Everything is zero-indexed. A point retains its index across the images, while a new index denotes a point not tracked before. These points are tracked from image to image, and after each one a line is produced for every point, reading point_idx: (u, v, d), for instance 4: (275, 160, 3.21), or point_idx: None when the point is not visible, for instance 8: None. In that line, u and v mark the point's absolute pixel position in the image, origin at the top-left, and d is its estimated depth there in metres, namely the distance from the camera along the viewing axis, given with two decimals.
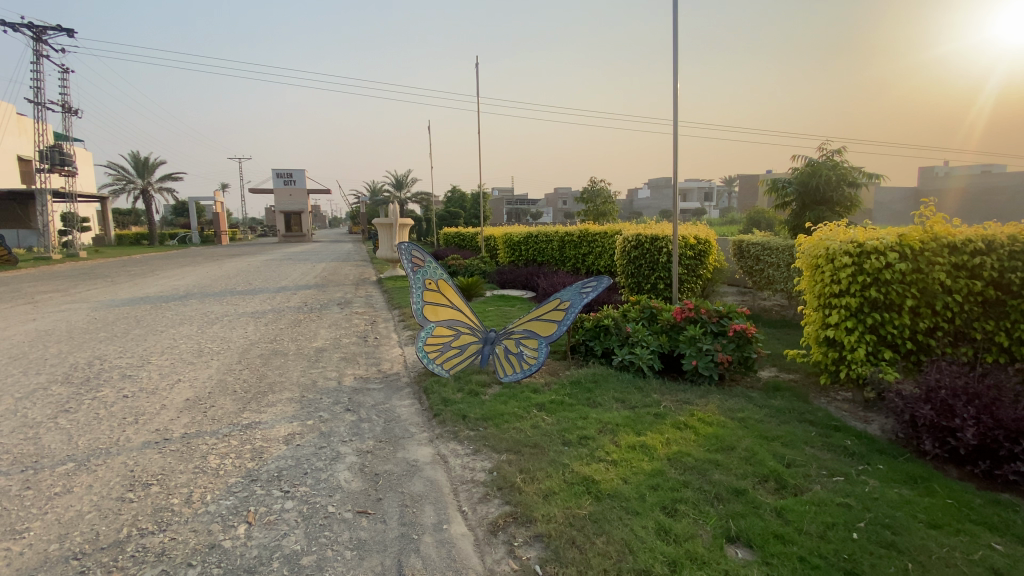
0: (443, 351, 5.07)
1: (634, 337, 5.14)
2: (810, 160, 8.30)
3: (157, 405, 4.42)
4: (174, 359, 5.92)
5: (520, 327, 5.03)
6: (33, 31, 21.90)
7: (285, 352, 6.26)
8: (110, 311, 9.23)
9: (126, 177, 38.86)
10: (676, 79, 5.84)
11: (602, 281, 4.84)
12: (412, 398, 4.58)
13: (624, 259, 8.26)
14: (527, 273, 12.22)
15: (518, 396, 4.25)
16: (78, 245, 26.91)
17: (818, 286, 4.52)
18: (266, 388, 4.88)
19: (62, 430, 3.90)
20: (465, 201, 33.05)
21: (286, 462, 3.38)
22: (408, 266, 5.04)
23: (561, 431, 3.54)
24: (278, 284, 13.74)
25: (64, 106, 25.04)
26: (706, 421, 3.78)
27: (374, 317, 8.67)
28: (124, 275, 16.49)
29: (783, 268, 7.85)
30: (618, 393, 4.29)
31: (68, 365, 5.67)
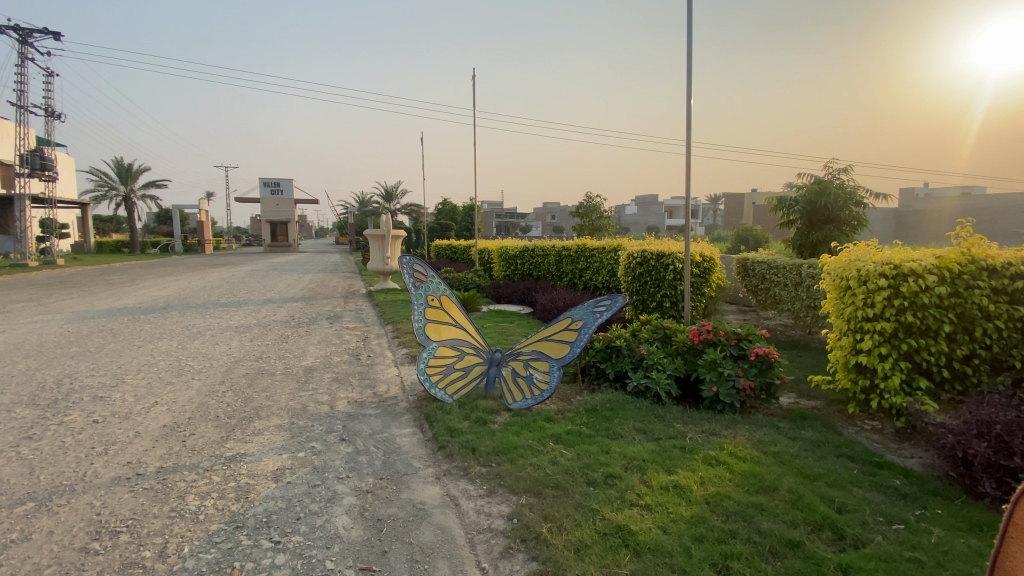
0: (446, 374, 4.70)
1: (649, 360, 4.82)
2: (816, 178, 8.13)
3: (130, 432, 3.97)
4: (152, 379, 5.46)
5: (528, 348, 4.68)
6: (17, 32, 21.29)
7: (273, 372, 5.84)
8: (85, 323, 8.68)
9: (109, 184, 37.98)
10: (689, 91, 5.59)
11: (616, 300, 4.54)
12: (412, 426, 4.20)
13: (628, 276, 7.99)
14: (523, 288, 11.92)
15: (531, 425, 3.91)
16: (55, 252, 26.00)
17: (848, 310, 4.28)
18: (252, 413, 4.46)
19: (21, 461, 3.44)
20: (457, 214, 32.78)
21: (275, 504, 2.98)
22: (409, 281, 4.71)
23: (584, 469, 3.20)
24: (264, 296, 13.24)
25: (47, 109, 24.37)
26: (739, 457, 3.47)
27: (367, 333, 8.27)
28: (102, 284, 15.81)
29: (791, 288, 7.64)
30: (638, 422, 3.96)
31: (34, 384, 5.18)
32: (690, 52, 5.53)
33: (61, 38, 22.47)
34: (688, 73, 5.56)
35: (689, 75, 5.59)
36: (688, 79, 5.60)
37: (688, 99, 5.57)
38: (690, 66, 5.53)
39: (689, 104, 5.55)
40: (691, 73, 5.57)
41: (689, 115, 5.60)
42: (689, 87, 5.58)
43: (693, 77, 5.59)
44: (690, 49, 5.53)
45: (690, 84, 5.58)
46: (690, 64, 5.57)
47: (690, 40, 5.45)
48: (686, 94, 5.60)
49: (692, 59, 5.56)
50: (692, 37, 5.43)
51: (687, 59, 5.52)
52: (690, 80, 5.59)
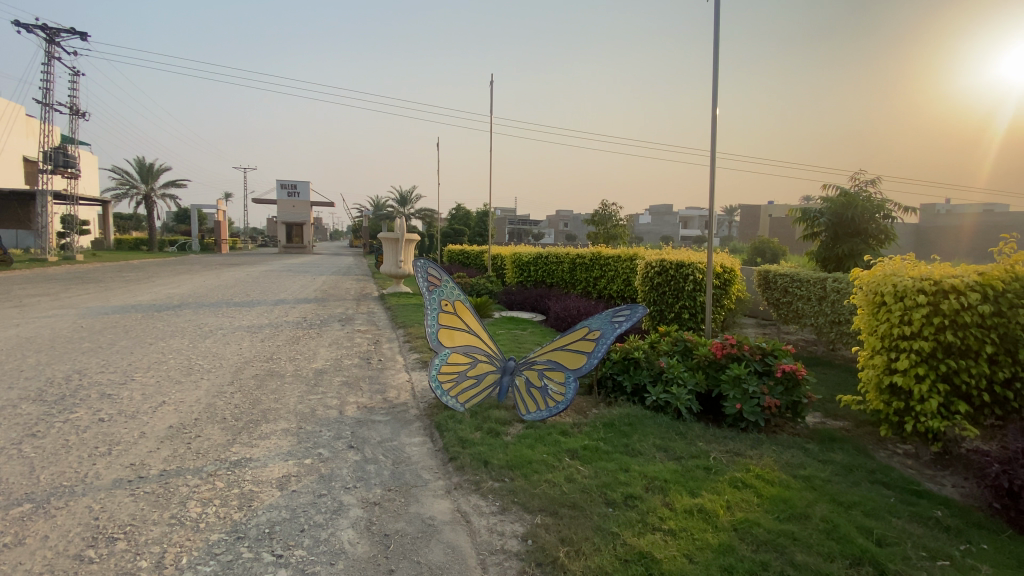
0: (459, 381, 4.57)
1: (670, 373, 4.64)
2: (843, 189, 7.90)
3: (135, 432, 3.88)
4: (160, 377, 5.40)
5: (543, 357, 4.53)
6: (45, 32, 21.78)
7: (282, 374, 5.75)
8: (99, 319, 8.69)
9: (131, 182, 38.67)
10: (714, 100, 5.45)
11: (636, 310, 4.34)
12: (422, 435, 4.05)
13: (645, 286, 7.82)
14: (536, 295, 11.77)
15: (545, 438, 3.75)
16: (75, 248, 26.43)
17: (882, 327, 4.08)
18: (259, 416, 4.35)
19: (23, 460, 3.36)
20: (470, 219, 32.78)
21: (279, 514, 2.86)
22: (422, 285, 4.58)
23: (603, 488, 3.03)
24: (278, 296, 13.27)
25: (72, 108, 24.85)
26: (767, 481, 3.28)
27: (378, 337, 8.17)
28: (118, 281, 15.95)
29: (814, 302, 7.42)
30: (658, 439, 3.79)
31: (43, 379, 5.14)
32: (716, 61, 5.39)
33: (88, 38, 22.91)
34: (713, 84, 5.42)
35: (715, 84, 5.45)
36: (714, 87, 5.45)
37: (714, 108, 5.42)
38: (716, 74, 5.38)
39: (715, 114, 5.39)
40: (717, 82, 5.42)
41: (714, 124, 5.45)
42: (715, 97, 5.44)
43: (719, 86, 5.45)
44: (716, 58, 5.38)
45: (716, 94, 5.44)
46: (716, 73, 5.42)
47: (717, 49, 5.30)
48: (712, 103, 5.44)
49: (719, 68, 5.42)
50: (718, 46, 5.29)
51: (713, 68, 5.38)
52: (715, 89, 5.45)
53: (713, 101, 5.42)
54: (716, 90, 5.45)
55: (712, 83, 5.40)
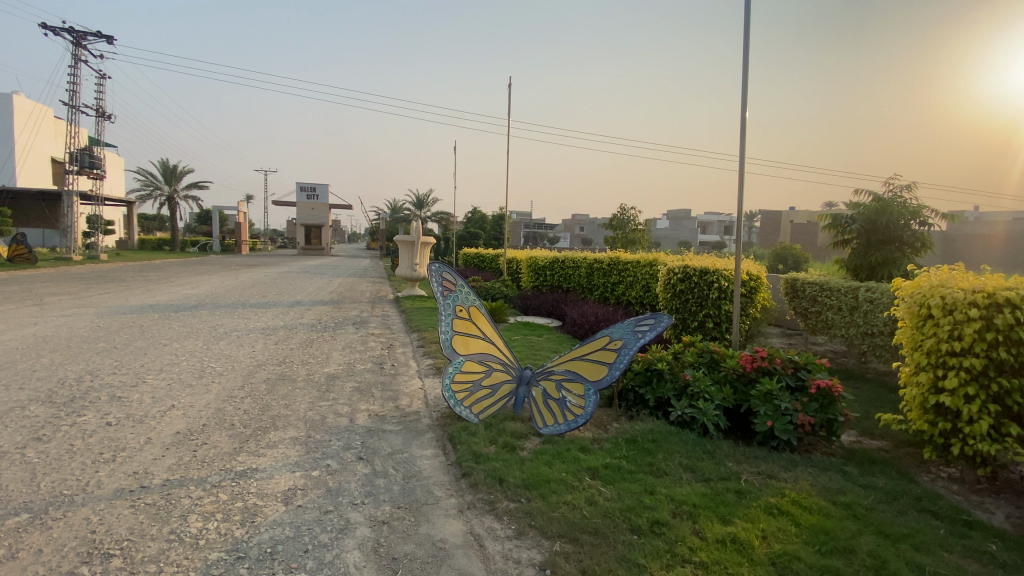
0: (473, 391, 4.40)
1: (696, 387, 4.42)
2: (876, 195, 7.56)
3: (141, 438, 3.78)
4: (172, 380, 5.32)
5: (561, 367, 4.32)
6: (72, 35, 22.31)
7: (293, 378, 5.63)
8: (115, 319, 8.72)
9: (155, 184, 39.46)
10: (744, 102, 5.21)
11: (661, 319, 4.12)
12: (435, 447, 3.88)
13: (667, 293, 7.56)
14: (553, 300, 11.55)
15: (564, 454, 3.55)
16: (100, 248, 26.96)
17: (928, 342, 3.80)
18: (268, 423, 4.22)
19: (25, 466, 3.27)
20: (486, 222, 32.67)
21: (282, 532, 2.70)
22: (437, 290, 4.41)
23: (627, 513, 2.83)
24: (293, 298, 13.26)
25: (98, 110, 25.38)
26: (806, 508, 3.03)
27: (391, 341, 8.05)
28: (139, 280, 16.14)
29: (845, 312, 7.11)
30: (684, 459, 3.58)
31: (55, 380, 5.09)
32: (746, 61, 5.16)
33: (113, 41, 23.39)
34: (743, 84, 5.18)
35: (745, 85, 5.22)
36: (743, 89, 5.22)
37: (743, 110, 5.19)
38: (746, 73, 5.15)
39: (744, 116, 5.17)
40: (746, 83, 5.19)
41: (743, 127, 5.21)
42: (744, 99, 5.21)
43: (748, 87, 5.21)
44: (745, 58, 5.16)
45: (746, 96, 5.21)
46: (746, 74, 5.20)
47: (746, 48, 5.08)
48: (741, 105, 5.21)
49: (749, 69, 5.19)
50: (749, 44, 5.06)
51: (743, 69, 5.15)
52: (745, 90, 5.22)
53: (743, 103, 5.20)
54: (746, 91, 5.22)
55: (741, 84, 5.17)
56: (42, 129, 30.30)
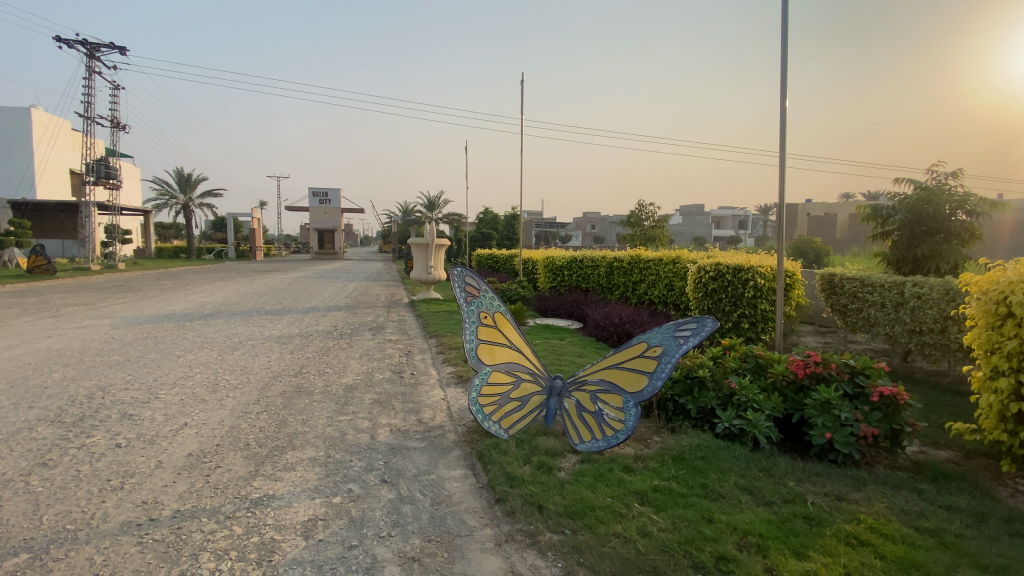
0: (501, 404, 4.09)
1: (743, 397, 4.11)
2: (917, 183, 7.15)
3: (151, 462, 3.54)
4: (185, 395, 5.10)
5: (594, 376, 4.01)
6: (84, 47, 22.47)
7: (310, 391, 5.38)
8: (130, 330, 8.57)
9: (170, 192, 39.87)
10: (783, 90, 4.85)
11: (704, 323, 3.77)
12: (464, 467, 3.59)
13: (697, 291, 7.20)
14: (572, 301, 11.23)
15: (606, 476, 3.23)
16: (117, 257, 27.20)
17: (1008, 344, 3.39)
18: (285, 442, 3.97)
19: (28, 496, 3.05)
20: (498, 222, 32.27)
21: (304, 573, 2.43)
22: (460, 296, 4.12)
23: (686, 547, 2.53)
24: (308, 304, 13.08)
25: (113, 121, 25.59)
26: (888, 538, 2.69)
27: (409, 347, 7.78)
28: (155, 289, 16.12)
29: (890, 309, 6.71)
30: (740, 478, 3.27)
31: (65, 397, 4.90)
32: (784, 47, 4.82)
33: (125, 52, 23.54)
34: (781, 72, 4.83)
35: (783, 74, 4.87)
36: (782, 76, 4.87)
37: (782, 99, 4.84)
38: (785, 55, 4.80)
39: (784, 106, 4.81)
40: (785, 69, 4.83)
41: (783, 118, 4.86)
42: (783, 88, 4.86)
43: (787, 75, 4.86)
44: (785, 44, 4.80)
45: (785, 85, 4.86)
46: (784, 61, 4.85)
47: (786, 32, 4.72)
48: (780, 95, 4.86)
49: (787, 56, 4.85)
50: (788, 29, 4.71)
51: (780, 56, 4.81)
52: (784, 78, 4.87)
53: (782, 93, 4.84)
54: (785, 80, 4.87)
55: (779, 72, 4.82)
56: (60, 141, 30.72)
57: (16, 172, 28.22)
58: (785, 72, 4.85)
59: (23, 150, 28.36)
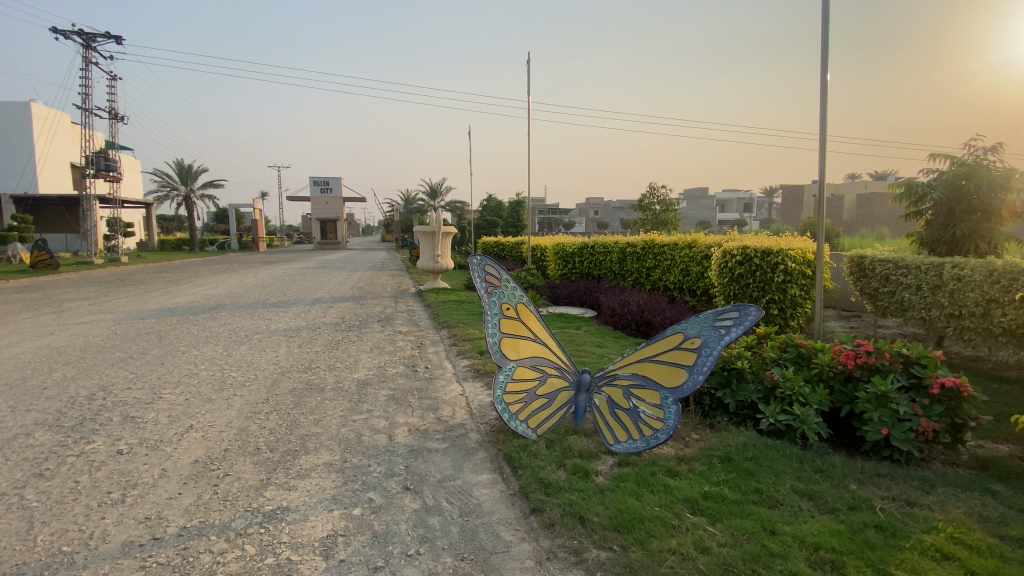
0: (527, 402, 3.79)
1: (787, 390, 3.83)
2: (954, 159, 6.83)
3: (155, 471, 3.28)
4: (191, 394, 4.84)
5: (625, 371, 3.72)
6: (80, 37, 22.02)
7: (322, 388, 5.11)
8: (133, 325, 8.33)
9: (171, 185, 39.56)
10: (824, 61, 4.55)
11: (747, 311, 3.43)
12: (491, 471, 3.31)
13: (722, 276, 6.89)
14: (585, 288, 10.91)
15: (651, 481, 2.97)
16: (120, 250, 26.97)
17: None
18: (297, 445, 3.70)
19: (22, 512, 2.80)
20: (504, 209, 31.72)
21: None
22: (479, 286, 3.81)
23: (754, 566, 2.26)
24: (314, 295, 12.81)
25: (111, 112, 25.19)
26: (973, 549, 2.44)
27: (421, 339, 7.49)
28: (159, 282, 15.88)
29: (926, 292, 6.37)
30: (797, 482, 3.03)
31: (66, 399, 4.65)
32: (825, 15, 4.51)
33: (121, 41, 23.08)
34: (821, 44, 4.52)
35: (824, 45, 4.55)
36: (822, 45, 4.56)
37: (821, 73, 4.52)
38: (826, 24, 4.51)
39: (824, 80, 4.49)
40: (826, 40, 4.53)
41: (823, 92, 4.53)
42: (823, 61, 4.54)
43: (828, 46, 4.54)
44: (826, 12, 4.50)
45: (825, 57, 4.54)
46: (824, 31, 4.52)
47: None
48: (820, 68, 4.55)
49: (828, 25, 4.52)
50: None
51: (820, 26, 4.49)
52: (823, 51, 4.55)
53: (823, 66, 4.53)
54: (825, 51, 4.54)
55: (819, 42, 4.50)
56: (60, 134, 30.37)
57: (18, 166, 27.99)
58: (825, 44, 4.53)
59: (23, 144, 28.06)
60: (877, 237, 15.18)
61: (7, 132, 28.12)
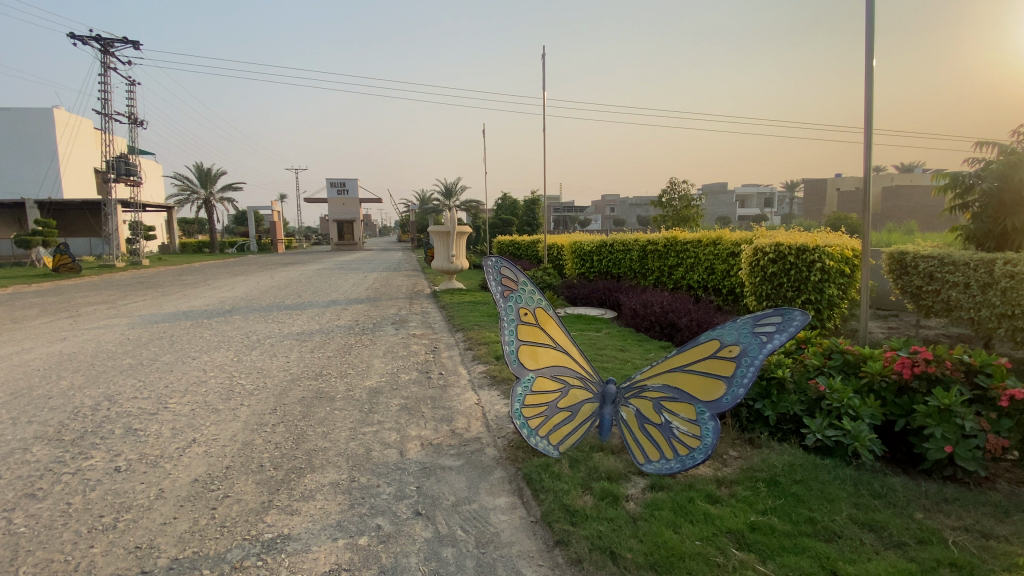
0: (549, 416, 3.50)
1: (835, 402, 3.47)
2: (1004, 147, 6.33)
3: (151, 492, 3.08)
4: (196, 404, 4.65)
5: (655, 382, 3.40)
6: (99, 42, 22.34)
7: (331, 396, 4.89)
8: (146, 329, 8.25)
9: (191, 188, 40.13)
10: (870, 42, 4.17)
11: (791, 316, 3.09)
12: (510, 494, 3.04)
13: (753, 275, 6.51)
14: (604, 287, 10.57)
15: (689, 509, 2.66)
16: (142, 254, 27.38)
17: None
18: (303, 462, 3.47)
19: (7, 539, 2.60)
20: (519, 207, 31.40)
21: None
22: (495, 290, 3.53)
23: None
24: (329, 297, 12.69)
25: (130, 117, 25.51)
26: None
27: (436, 343, 7.25)
28: (176, 285, 15.96)
29: (976, 291, 5.89)
30: (854, 509, 2.69)
31: (70, 409, 4.51)
32: None
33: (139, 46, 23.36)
34: (866, 25, 4.13)
35: (870, 23, 4.17)
36: (868, 23, 4.17)
37: (867, 58, 4.15)
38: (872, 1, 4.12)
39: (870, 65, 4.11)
40: (872, 18, 4.15)
41: (868, 79, 4.16)
42: (868, 45, 4.16)
43: (874, 28, 4.16)
44: None
45: (871, 41, 4.17)
46: (869, 12, 4.14)
47: None
48: (865, 53, 4.18)
49: (874, 5, 4.13)
50: None
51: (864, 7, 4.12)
52: (868, 31, 4.16)
53: (868, 51, 4.16)
54: (870, 34, 4.16)
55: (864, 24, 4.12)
56: (82, 139, 30.94)
57: (42, 171, 28.58)
58: (871, 27, 4.15)
59: (47, 150, 28.65)
60: (907, 229, 14.56)
61: (31, 138, 28.73)
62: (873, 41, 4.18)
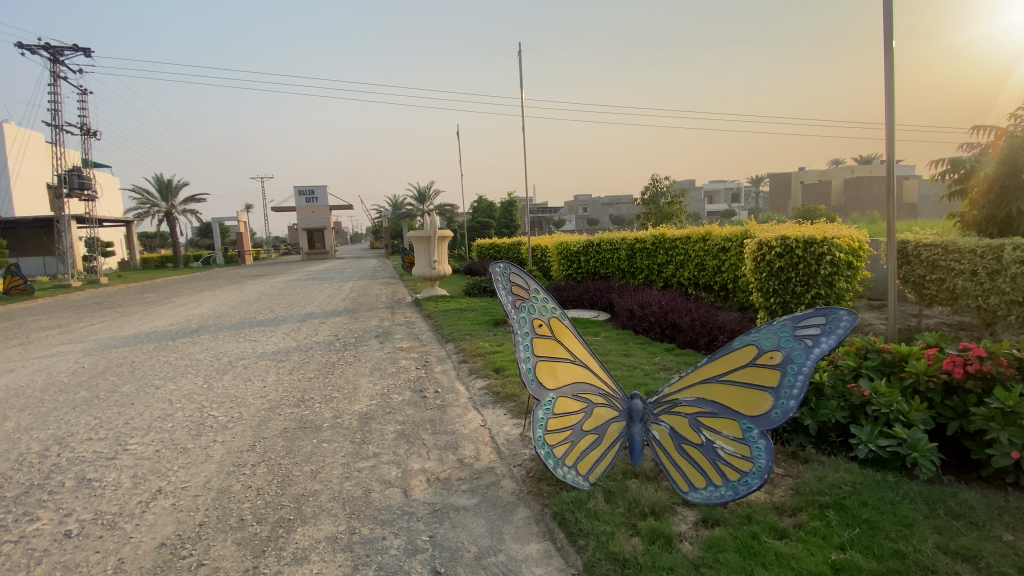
0: (575, 442, 3.05)
1: (884, 407, 3.16)
2: (1005, 130, 6.20)
3: (108, 564, 2.54)
4: (162, 444, 4.07)
5: (689, 397, 3.04)
6: (48, 51, 21.02)
7: (317, 426, 4.37)
8: (103, 356, 7.49)
9: (151, 202, 38.37)
10: (889, 19, 3.92)
11: (837, 315, 2.72)
12: (542, 540, 2.61)
13: (758, 270, 6.24)
14: (594, 289, 10.25)
15: (757, 548, 2.30)
16: (99, 272, 25.84)
17: None
18: (293, 512, 2.97)
19: None
20: (496, 210, 30.94)
21: None
22: (504, 300, 3.11)
23: None
24: (305, 310, 11.99)
25: (83, 128, 24.07)
26: None
27: (426, 357, 6.76)
28: (137, 304, 14.94)
29: (983, 279, 5.76)
30: (937, 535, 2.37)
31: (12, 457, 3.88)
32: None
33: (91, 53, 22.12)
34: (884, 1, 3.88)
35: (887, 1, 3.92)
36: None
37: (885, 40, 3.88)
38: None
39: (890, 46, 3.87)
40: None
41: (889, 61, 3.90)
42: (887, 25, 3.91)
43: (893, 8, 3.90)
44: None
45: (890, 19, 3.91)
46: None
47: None
48: (883, 34, 3.92)
49: None
50: None
51: None
52: (887, 7, 3.89)
53: (887, 31, 3.90)
54: (889, 13, 3.90)
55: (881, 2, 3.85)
56: (30, 153, 29.11)
57: None
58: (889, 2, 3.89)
59: None
60: (871, 218, 14.94)
61: None
62: (892, 22, 3.92)
